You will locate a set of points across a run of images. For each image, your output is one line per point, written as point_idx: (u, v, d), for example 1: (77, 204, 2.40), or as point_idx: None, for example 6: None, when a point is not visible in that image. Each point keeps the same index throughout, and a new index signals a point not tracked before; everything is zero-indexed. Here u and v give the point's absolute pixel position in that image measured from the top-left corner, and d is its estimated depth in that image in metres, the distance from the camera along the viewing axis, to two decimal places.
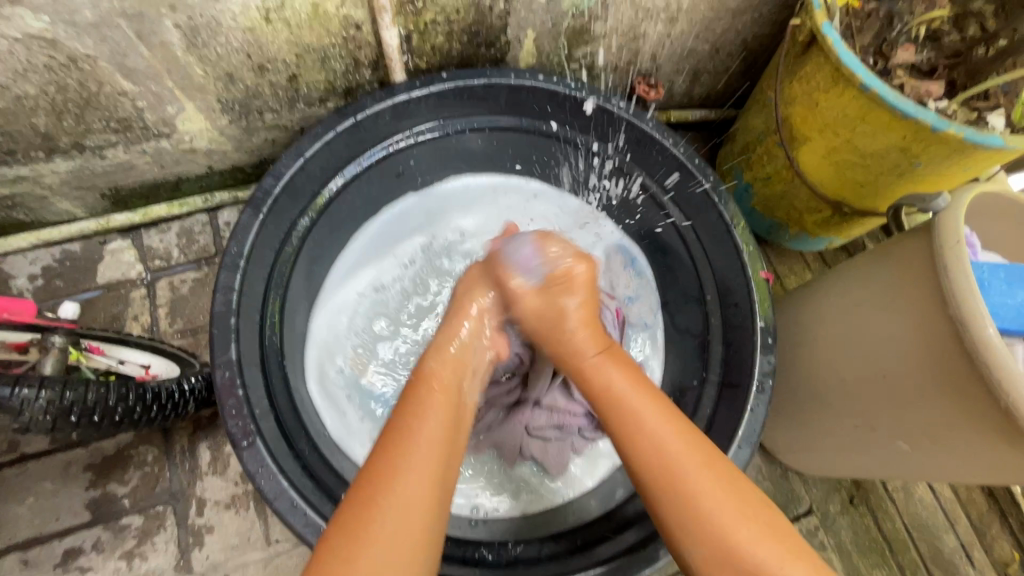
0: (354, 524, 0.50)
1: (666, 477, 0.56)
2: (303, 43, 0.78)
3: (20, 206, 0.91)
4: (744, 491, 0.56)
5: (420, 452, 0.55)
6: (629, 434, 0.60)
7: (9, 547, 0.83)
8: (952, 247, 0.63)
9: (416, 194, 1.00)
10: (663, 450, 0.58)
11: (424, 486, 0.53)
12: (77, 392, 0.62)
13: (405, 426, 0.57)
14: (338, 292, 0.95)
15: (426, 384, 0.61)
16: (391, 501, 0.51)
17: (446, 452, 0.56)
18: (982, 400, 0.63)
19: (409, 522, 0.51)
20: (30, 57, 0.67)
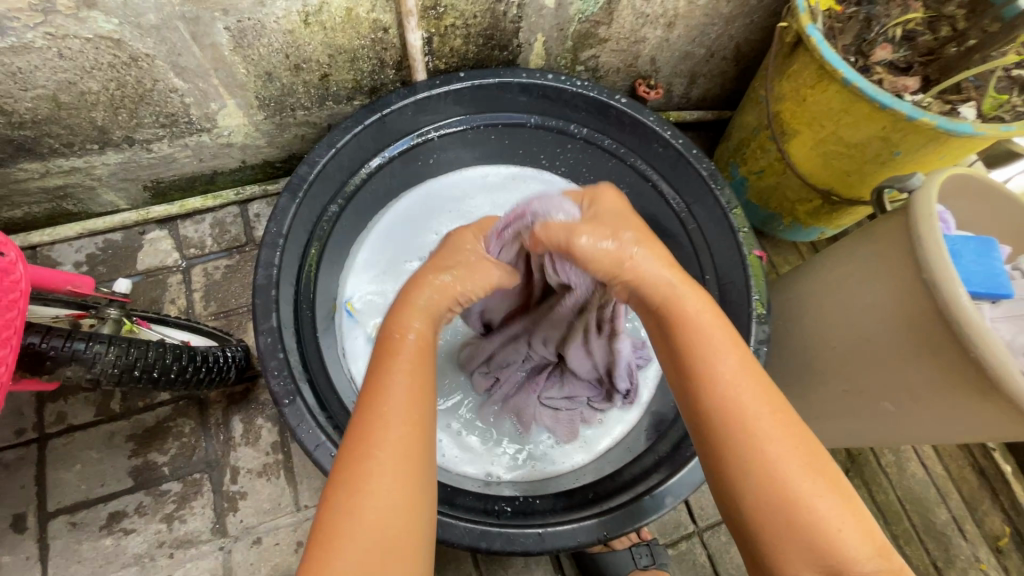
0: (347, 487, 0.48)
1: (736, 423, 0.50)
2: (335, 44, 0.86)
3: (70, 197, 0.98)
4: (808, 446, 0.50)
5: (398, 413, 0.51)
6: (708, 382, 0.52)
7: (58, 510, 0.89)
8: (926, 219, 0.70)
9: (439, 179, 1.08)
10: (733, 392, 0.51)
11: (406, 443, 0.50)
12: (140, 350, 0.70)
13: (380, 389, 0.53)
14: (365, 261, 1.02)
15: (392, 334, 0.57)
16: (380, 460, 0.49)
17: (426, 410, 0.53)
18: (957, 357, 0.69)
19: (400, 480, 0.49)
20: (97, 56, 0.75)
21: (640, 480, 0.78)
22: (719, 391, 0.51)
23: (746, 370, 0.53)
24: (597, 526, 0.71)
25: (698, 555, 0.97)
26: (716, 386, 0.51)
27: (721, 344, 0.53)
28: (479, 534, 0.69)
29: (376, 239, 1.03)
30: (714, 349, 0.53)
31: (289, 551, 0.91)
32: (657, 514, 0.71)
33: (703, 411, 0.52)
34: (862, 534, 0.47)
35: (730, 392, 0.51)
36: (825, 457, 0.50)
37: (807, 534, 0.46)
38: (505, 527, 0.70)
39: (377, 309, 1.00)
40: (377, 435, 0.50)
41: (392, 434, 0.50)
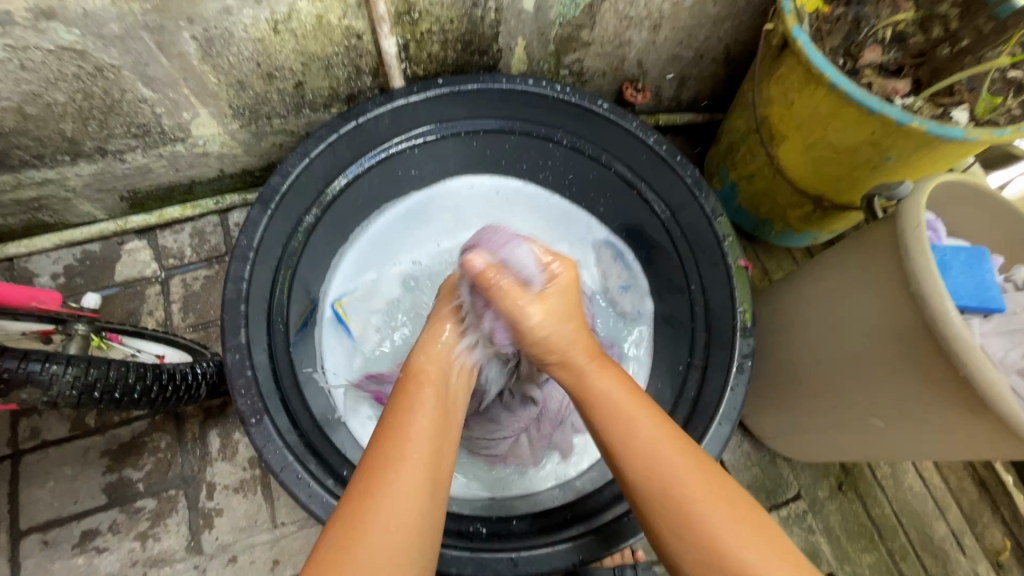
0: (352, 519, 0.52)
1: (656, 498, 0.57)
2: (308, 52, 0.84)
3: (45, 208, 0.97)
4: (741, 506, 0.56)
5: (412, 454, 0.57)
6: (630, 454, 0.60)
7: (30, 528, 0.88)
8: (913, 231, 0.67)
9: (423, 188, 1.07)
10: (658, 459, 0.59)
11: (413, 482, 0.55)
12: (100, 370, 0.71)
13: (397, 429, 0.59)
14: (348, 266, 1.03)
15: (416, 379, 0.66)
16: (385, 496, 0.54)
17: (435, 453, 0.59)
18: (945, 375, 0.66)
19: (402, 517, 0.53)
20: (61, 67, 0.74)
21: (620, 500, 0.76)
22: (641, 457, 0.59)
23: (664, 437, 0.60)
24: (571, 551, 0.70)
25: None
26: (629, 451, 0.60)
27: (628, 411, 0.62)
28: (449, 559, 0.67)
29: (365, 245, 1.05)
30: (631, 413, 0.62)
31: (266, 568, 0.89)
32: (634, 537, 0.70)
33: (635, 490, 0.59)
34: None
35: (653, 463, 0.59)
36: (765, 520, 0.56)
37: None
38: (477, 551, 0.69)
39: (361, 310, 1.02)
40: (388, 474, 0.55)
41: (409, 473, 0.56)
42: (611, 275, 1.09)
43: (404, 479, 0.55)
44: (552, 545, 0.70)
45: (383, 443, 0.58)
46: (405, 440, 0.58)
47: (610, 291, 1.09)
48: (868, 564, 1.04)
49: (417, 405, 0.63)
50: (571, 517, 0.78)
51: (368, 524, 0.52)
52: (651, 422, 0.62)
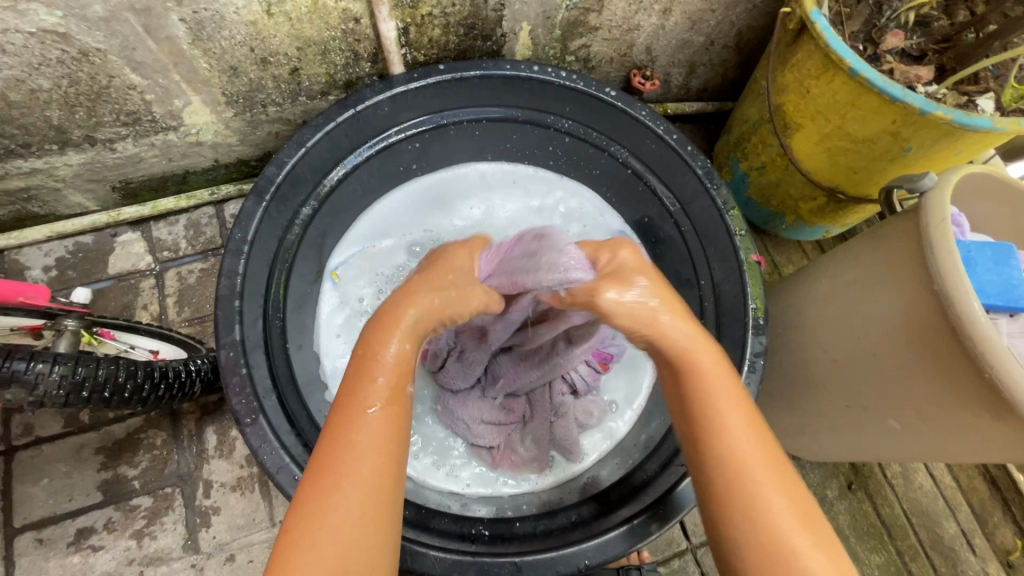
0: (310, 513, 0.48)
1: (729, 472, 0.53)
2: (304, 36, 0.80)
3: (34, 198, 0.94)
4: (799, 497, 0.53)
5: (369, 450, 0.51)
6: (715, 441, 0.54)
7: (24, 526, 0.86)
8: (938, 226, 0.64)
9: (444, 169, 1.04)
10: (738, 454, 0.53)
11: (377, 477, 0.50)
12: (88, 368, 0.69)
13: (354, 424, 0.52)
14: (359, 232, 0.99)
15: (365, 360, 0.55)
16: (347, 491, 0.49)
17: (398, 445, 0.52)
18: (969, 377, 0.64)
19: (364, 511, 0.48)
20: (44, 51, 0.71)
21: (625, 503, 0.74)
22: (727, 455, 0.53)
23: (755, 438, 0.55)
24: (577, 556, 0.67)
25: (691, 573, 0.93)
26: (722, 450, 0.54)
27: (725, 397, 0.56)
28: (452, 564, 0.65)
29: (357, 234, 0.99)
30: (725, 407, 0.55)
31: (264, 568, 0.88)
32: (643, 542, 0.68)
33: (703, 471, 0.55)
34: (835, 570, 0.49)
35: (737, 454, 0.53)
36: (817, 513, 0.53)
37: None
38: (478, 555, 0.67)
39: (357, 278, 0.98)
40: (347, 468, 0.49)
41: (358, 468, 0.50)
42: None
43: (359, 470, 0.49)
44: (557, 549, 0.68)
45: (340, 439, 0.51)
46: (352, 442, 0.51)
47: None
48: (876, 565, 1.02)
49: (373, 400, 0.53)
50: (576, 521, 0.77)
51: (328, 521, 0.47)
52: (743, 416, 0.55)
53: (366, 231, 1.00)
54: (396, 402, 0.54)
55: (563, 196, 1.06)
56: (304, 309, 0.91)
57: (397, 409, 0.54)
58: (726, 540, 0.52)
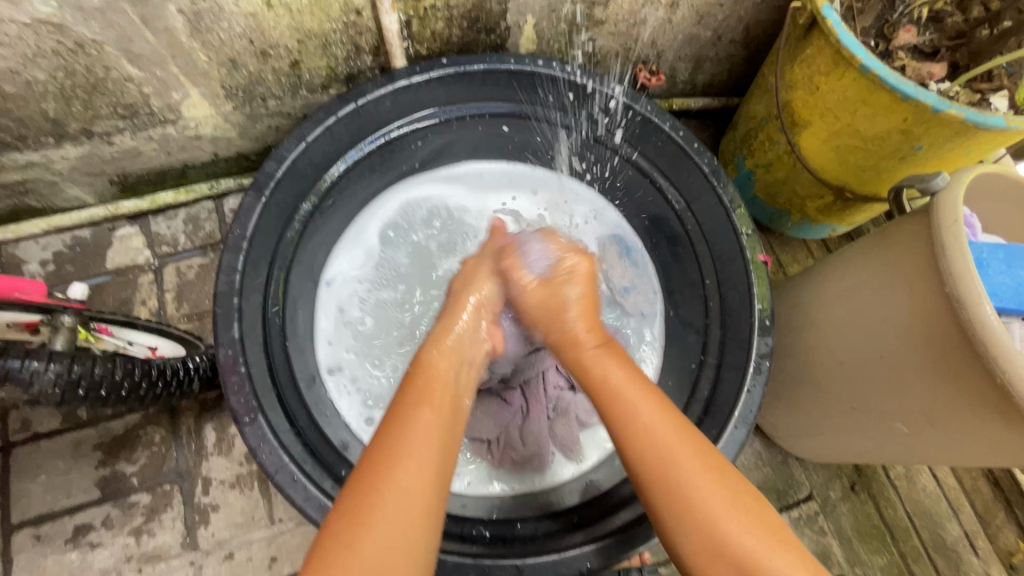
0: (354, 511, 0.52)
1: (656, 465, 0.58)
2: (304, 29, 0.79)
3: (31, 192, 0.93)
4: (737, 489, 0.57)
5: (417, 450, 0.56)
6: (635, 431, 0.61)
7: (22, 522, 0.86)
8: (950, 227, 0.63)
9: (448, 165, 1.03)
10: (666, 450, 0.59)
11: (421, 480, 0.54)
12: (84, 366, 0.68)
13: (405, 424, 0.58)
14: (360, 228, 0.98)
15: (425, 372, 0.64)
16: (388, 492, 0.53)
17: (442, 451, 0.58)
18: (979, 381, 0.63)
19: (406, 513, 0.52)
20: (39, 42, 0.70)
21: (628, 504, 0.74)
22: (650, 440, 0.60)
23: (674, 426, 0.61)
24: (579, 559, 0.66)
25: None
26: (643, 436, 0.60)
27: (632, 392, 0.63)
28: (452, 567, 0.64)
29: (358, 230, 0.98)
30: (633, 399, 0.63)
31: (263, 566, 0.87)
32: (646, 546, 0.67)
33: (636, 467, 0.60)
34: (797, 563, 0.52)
35: (667, 450, 0.59)
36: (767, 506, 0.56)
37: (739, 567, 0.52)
38: (480, 557, 0.66)
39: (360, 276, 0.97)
40: (394, 467, 0.54)
41: (410, 470, 0.55)
42: (615, 274, 1.01)
43: (409, 468, 0.55)
44: (559, 552, 0.67)
45: (390, 439, 0.57)
46: (411, 437, 0.57)
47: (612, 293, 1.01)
48: (879, 567, 1.01)
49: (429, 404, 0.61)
50: (579, 523, 0.76)
51: (370, 520, 0.51)
52: (654, 411, 0.62)
53: (367, 227, 0.99)
54: (440, 407, 0.61)
55: (567, 194, 1.05)
56: (305, 306, 0.90)
57: (445, 417, 0.61)
58: (676, 541, 0.56)
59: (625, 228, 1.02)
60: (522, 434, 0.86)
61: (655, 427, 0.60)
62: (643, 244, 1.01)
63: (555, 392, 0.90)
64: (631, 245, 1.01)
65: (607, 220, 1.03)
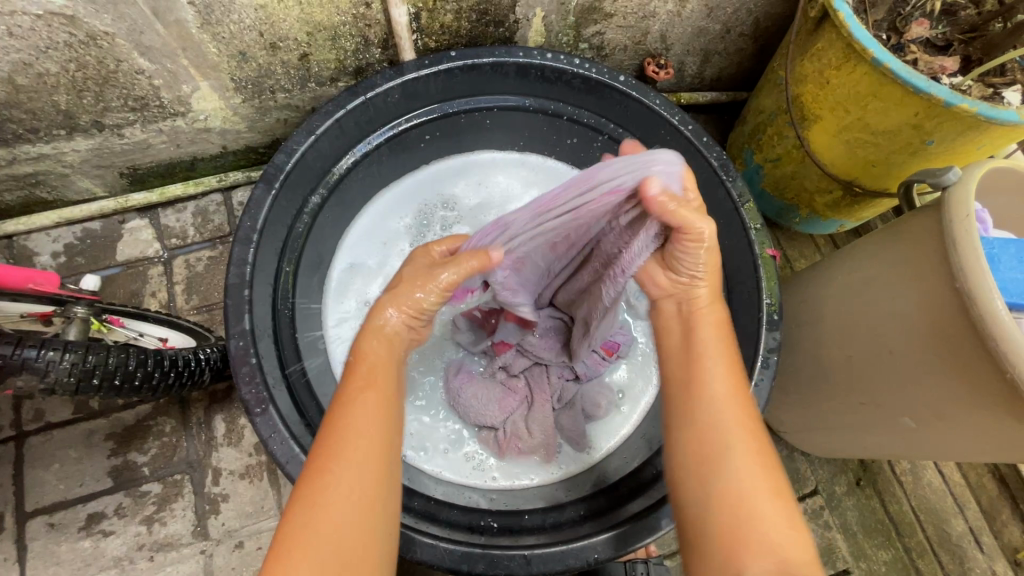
0: (307, 502, 0.49)
1: (708, 444, 0.56)
2: (314, 21, 0.79)
3: (43, 184, 0.93)
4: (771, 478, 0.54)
5: (357, 441, 0.51)
6: (690, 403, 0.58)
7: (36, 510, 0.87)
8: (962, 221, 0.63)
9: (456, 157, 1.03)
10: (713, 425, 0.56)
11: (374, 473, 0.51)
12: (98, 356, 0.69)
13: (342, 416, 0.53)
14: (368, 221, 0.99)
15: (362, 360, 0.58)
16: (336, 483, 0.49)
17: (385, 436, 0.53)
18: (988, 375, 0.63)
19: (349, 503, 0.49)
20: (51, 34, 0.70)
21: (636, 497, 0.74)
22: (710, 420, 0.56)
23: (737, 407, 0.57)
24: (587, 550, 0.67)
25: None
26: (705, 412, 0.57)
27: (719, 375, 0.58)
28: (461, 557, 0.65)
29: (368, 224, 0.99)
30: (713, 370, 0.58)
31: None
32: (653, 537, 0.67)
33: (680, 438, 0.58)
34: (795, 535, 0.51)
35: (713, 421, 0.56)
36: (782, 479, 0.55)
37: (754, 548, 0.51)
38: (488, 547, 0.67)
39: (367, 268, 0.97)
40: (345, 449, 0.51)
41: (355, 458, 0.51)
42: None
43: (359, 459, 0.51)
44: (567, 543, 0.67)
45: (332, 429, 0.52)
46: (361, 426, 0.53)
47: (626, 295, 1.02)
48: (883, 561, 1.02)
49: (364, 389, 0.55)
50: (586, 514, 0.77)
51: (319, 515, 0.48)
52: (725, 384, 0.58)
53: (376, 221, 0.99)
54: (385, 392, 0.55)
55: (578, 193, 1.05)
56: (314, 299, 0.91)
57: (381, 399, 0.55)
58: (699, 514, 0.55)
59: None
60: (528, 425, 0.87)
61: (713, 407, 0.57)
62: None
63: (560, 383, 0.89)
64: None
65: None
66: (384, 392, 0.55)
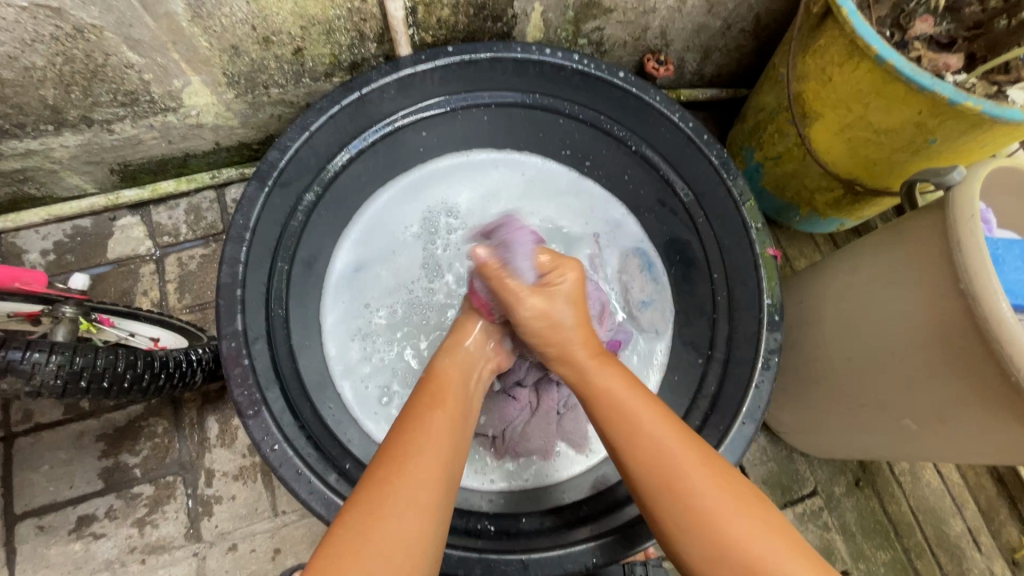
0: (369, 500, 0.50)
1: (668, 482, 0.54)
2: (308, 14, 0.77)
3: (31, 180, 0.92)
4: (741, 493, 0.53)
5: (428, 450, 0.54)
6: (628, 446, 0.57)
7: (25, 513, 0.85)
8: (966, 222, 0.62)
9: (457, 155, 1.02)
10: (667, 454, 0.55)
11: (433, 473, 0.53)
12: (86, 358, 0.67)
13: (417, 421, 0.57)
14: (367, 219, 0.97)
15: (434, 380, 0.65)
16: (408, 477, 0.51)
17: (453, 450, 0.56)
18: (993, 377, 0.62)
19: (418, 502, 0.50)
20: (37, 27, 0.68)
21: (634, 499, 0.73)
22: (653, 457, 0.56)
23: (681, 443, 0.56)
24: (585, 554, 0.66)
25: None
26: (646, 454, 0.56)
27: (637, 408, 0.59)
28: (458, 561, 0.64)
29: (370, 225, 0.98)
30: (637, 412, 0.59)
31: (267, 557, 0.87)
32: (652, 541, 0.66)
33: (639, 476, 0.56)
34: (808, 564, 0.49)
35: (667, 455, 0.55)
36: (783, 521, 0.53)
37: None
38: (485, 552, 0.66)
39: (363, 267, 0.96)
40: (413, 456, 0.53)
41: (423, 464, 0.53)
42: (635, 287, 1.00)
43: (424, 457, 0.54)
44: (564, 547, 0.67)
45: (402, 435, 0.56)
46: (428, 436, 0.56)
47: (630, 303, 1.00)
48: (882, 562, 1.01)
49: (438, 406, 0.60)
50: (584, 517, 0.76)
51: (383, 512, 0.49)
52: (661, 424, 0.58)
53: (377, 223, 0.98)
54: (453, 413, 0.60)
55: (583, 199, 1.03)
56: (308, 298, 0.89)
57: (450, 418, 0.60)
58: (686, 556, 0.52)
59: (647, 242, 1.01)
60: (530, 430, 0.86)
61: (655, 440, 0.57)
62: (664, 260, 1.00)
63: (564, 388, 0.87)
64: (652, 261, 1.00)
65: (628, 232, 1.02)
66: (452, 414, 0.60)
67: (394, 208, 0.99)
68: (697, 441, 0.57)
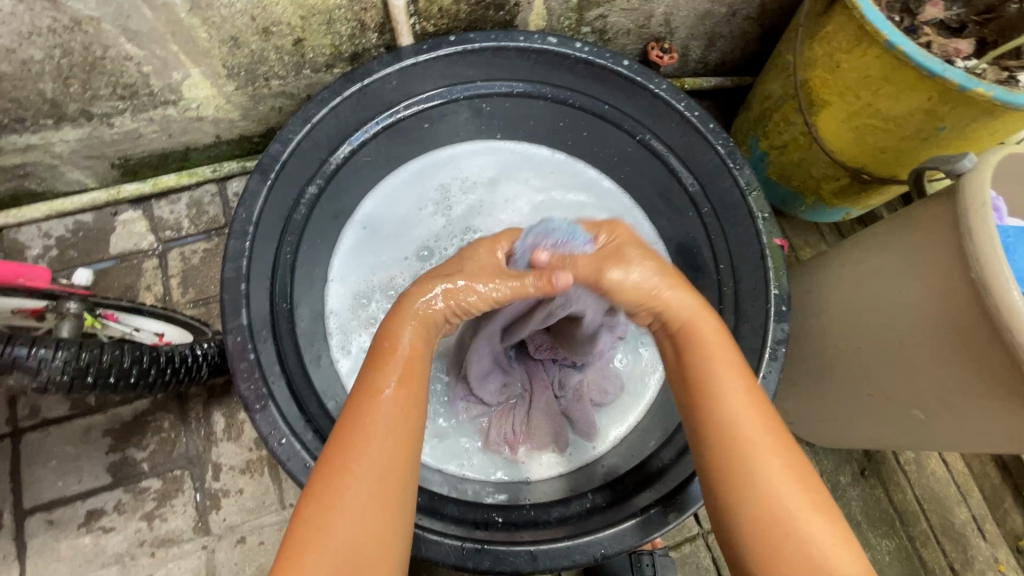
0: (324, 500, 0.49)
1: (723, 440, 0.54)
2: (307, 5, 0.76)
3: (31, 175, 0.91)
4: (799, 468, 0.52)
5: (382, 435, 0.52)
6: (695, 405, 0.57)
7: (35, 507, 0.86)
8: (977, 210, 0.61)
9: (466, 144, 1.01)
10: (737, 421, 0.54)
11: (385, 465, 0.51)
12: (92, 354, 0.68)
13: (365, 408, 0.53)
14: (377, 203, 0.98)
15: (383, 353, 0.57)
16: (357, 480, 0.49)
17: (407, 434, 0.53)
18: (1001, 367, 0.62)
19: (372, 501, 0.49)
20: (35, 20, 0.67)
21: (640, 491, 0.74)
22: (717, 425, 0.54)
23: (772, 438, 0.53)
24: (593, 545, 0.67)
25: (701, 558, 0.94)
26: (716, 413, 0.55)
27: (725, 364, 0.57)
28: (467, 553, 0.65)
29: (375, 201, 0.97)
30: (720, 372, 0.57)
31: (275, 550, 0.88)
32: (660, 531, 0.67)
33: (700, 425, 0.56)
34: (841, 537, 0.49)
35: (730, 418, 0.54)
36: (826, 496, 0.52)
37: (796, 555, 0.48)
38: (491, 543, 0.66)
39: (369, 257, 0.96)
40: (360, 451, 0.51)
41: (375, 454, 0.51)
42: None
43: (373, 447, 0.51)
44: (572, 538, 0.67)
45: (352, 426, 0.52)
46: (373, 422, 0.52)
47: None
48: (887, 551, 1.02)
49: (392, 382, 0.55)
50: (591, 508, 0.76)
51: (332, 517, 0.48)
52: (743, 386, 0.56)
53: (385, 200, 0.98)
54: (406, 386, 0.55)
55: (595, 197, 1.02)
56: (311, 290, 0.89)
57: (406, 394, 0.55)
58: (727, 509, 0.52)
59: (660, 245, 0.99)
60: (529, 419, 0.88)
61: (726, 392, 0.56)
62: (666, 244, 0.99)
63: (560, 373, 0.89)
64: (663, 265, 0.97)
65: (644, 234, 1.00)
66: (414, 389, 0.55)
67: (402, 194, 0.99)
68: (769, 415, 0.55)
